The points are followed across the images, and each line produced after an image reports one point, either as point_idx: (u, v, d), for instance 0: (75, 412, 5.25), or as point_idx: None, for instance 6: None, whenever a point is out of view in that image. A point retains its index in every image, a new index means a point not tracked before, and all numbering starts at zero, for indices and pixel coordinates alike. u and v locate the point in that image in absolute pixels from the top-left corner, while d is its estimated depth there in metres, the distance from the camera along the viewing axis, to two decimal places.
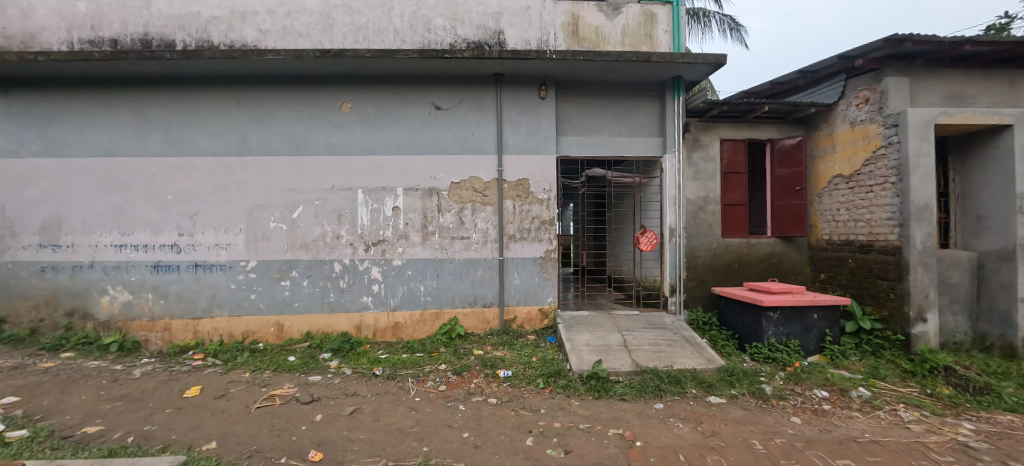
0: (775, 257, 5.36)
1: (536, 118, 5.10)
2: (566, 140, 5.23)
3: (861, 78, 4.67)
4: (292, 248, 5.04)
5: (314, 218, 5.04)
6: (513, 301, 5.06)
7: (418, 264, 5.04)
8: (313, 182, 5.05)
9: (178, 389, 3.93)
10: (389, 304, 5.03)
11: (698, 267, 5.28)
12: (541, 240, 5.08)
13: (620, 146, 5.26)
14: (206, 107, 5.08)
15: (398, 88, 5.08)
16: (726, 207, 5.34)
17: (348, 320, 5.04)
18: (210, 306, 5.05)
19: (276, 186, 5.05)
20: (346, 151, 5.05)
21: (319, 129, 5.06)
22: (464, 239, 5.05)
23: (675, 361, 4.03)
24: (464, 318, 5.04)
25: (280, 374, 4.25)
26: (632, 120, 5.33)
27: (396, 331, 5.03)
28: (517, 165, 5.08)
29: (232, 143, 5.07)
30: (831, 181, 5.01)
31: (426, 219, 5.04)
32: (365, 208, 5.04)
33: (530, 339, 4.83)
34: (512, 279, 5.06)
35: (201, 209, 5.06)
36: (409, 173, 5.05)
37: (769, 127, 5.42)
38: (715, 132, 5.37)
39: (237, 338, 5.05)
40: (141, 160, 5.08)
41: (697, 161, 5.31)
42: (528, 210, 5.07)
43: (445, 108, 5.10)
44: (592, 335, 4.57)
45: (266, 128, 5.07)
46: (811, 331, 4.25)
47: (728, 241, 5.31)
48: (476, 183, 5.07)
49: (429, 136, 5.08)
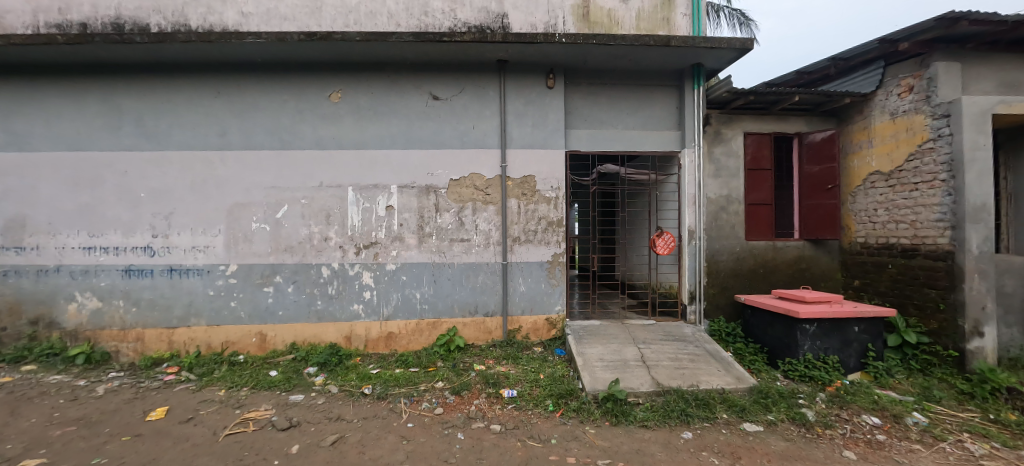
0: (804, 261, 4.91)
1: (544, 109, 4.66)
2: (575, 133, 4.78)
3: (903, 64, 4.22)
4: (276, 251, 4.60)
5: (300, 218, 4.61)
6: (517, 310, 4.62)
7: (413, 269, 4.60)
8: (300, 178, 4.61)
9: (142, 410, 3.50)
10: (381, 313, 4.59)
11: (719, 273, 4.82)
12: (549, 243, 4.63)
13: (635, 141, 4.80)
14: (183, 97, 4.66)
15: (392, 76, 4.64)
16: (750, 207, 4.89)
17: (336, 329, 4.60)
18: (186, 315, 4.62)
19: (259, 184, 4.61)
20: (335, 145, 4.62)
21: (306, 122, 4.63)
22: (464, 241, 4.61)
23: (700, 380, 3.58)
24: (463, 328, 4.59)
25: (258, 392, 3.81)
26: (648, 113, 4.89)
27: (389, 342, 4.59)
28: (522, 161, 4.63)
29: (210, 137, 4.64)
30: (867, 179, 4.56)
31: (422, 219, 4.60)
32: (356, 208, 4.61)
33: (536, 352, 4.38)
34: (516, 285, 4.62)
35: (177, 207, 4.63)
36: (404, 169, 4.61)
37: (797, 120, 4.97)
38: (738, 125, 4.90)
39: (216, 349, 4.63)
40: (112, 154, 4.65)
41: (719, 157, 4.85)
42: (535, 210, 4.63)
43: (443, 99, 4.66)
44: (605, 348, 4.11)
45: (248, 120, 4.63)
46: (852, 345, 3.81)
47: (753, 244, 4.85)
48: (477, 180, 4.63)
49: (426, 129, 4.64)
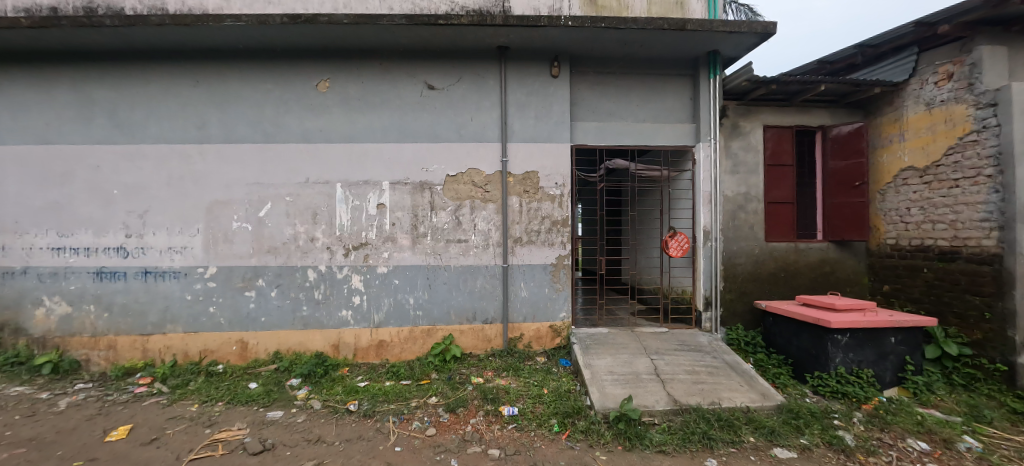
0: (828, 265, 4.55)
1: (547, 100, 4.32)
2: (581, 126, 4.43)
3: (940, 50, 3.87)
4: (258, 252, 4.26)
5: (285, 217, 4.27)
6: (518, 317, 4.27)
7: (406, 272, 4.25)
8: (284, 174, 4.27)
9: (102, 429, 3.16)
10: (372, 319, 4.25)
11: (737, 277, 4.45)
12: (553, 244, 4.28)
13: (646, 134, 4.46)
14: (160, 87, 4.33)
15: (384, 64, 4.30)
16: (770, 205, 4.53)
17: (323, 337, 4.25)
18: (161, 321, 4.29)
19: (241, 179, 4.28)
20: (322, 138, 4.28)
21: (291, 113, 4.29)
22: (461, 242, 4.27)
23: (722, 397, 3.23)
24: (460, 336, 4.24)
25: (233, 408, 3.47)
26: (659, 104, 4.54)
27: (380, 351, 4.24)
28: (524, 155, 4.28)
29: (188, 129, 4.31)
30: (899, 175, 4.20)
31: (416, 218, 4.26)
32: (345, 206, 4.27)
33: (539, 363, 4.03)
34: (518, 290, 4.27)
35: (153, 205, 4.30)
36: (397, 164, 4.27)
37: (820, 112, 4.60)
38: (757, 118, 4.54)
39: (193, 358, 4.29)
40: (83, 148, 4.32)
41: (737, 151, 4.49)
42: (538, 209, 4.29)
43: (439, 88, 4.31)
44: (614, 359, 3.76)
45: (229, 111, 4.30)
46: (888, 358, 3.45)
47: (774, 246, 4.49)
48: (475, 176, 4.28)
49: (421, 121, 4.30)
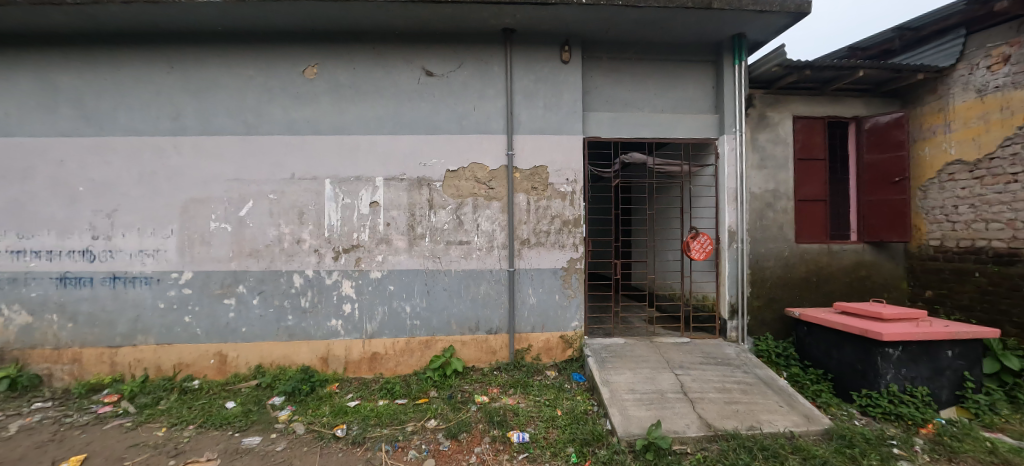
0: (863, 268, 4.16)
1: (557, 88, 3.93)
2: (594, 116, 4.04)
3: (993, 30, 3.49)
4: (238, 256, 3.85)
5: (268, 216, 3.86)
6: (526, 326, 3.87)
7: (403, 278, 3.85)
8: (267, 169, 3.87)
9: (51, 460, 2.75)
10: (364, 329, 3.84)
11: (765, 282, 4.05)
12: (564, 246, 3.89)
13: (665, 125, 4.07)
14: (131, 73, 3.93)
15: (377, 48, 3.91)
16: (801, 204, 4.13)
17: (310, 349, 3.84)
18: (132, 332, 3.88)
19: (219, 175, 3.87)
20: (309, 130, 3.88)
21: (275, 102, 3.89)
22: (463, 244, 3.87)
23: (760, 420, 2.84)
24: (462, 347, 3.84)
25: (205, 433, 3.05)
26: (679, 94, 4.16)
27: (374, 364, 3.84)
28: (532, 149, 3.89)
29: (162, 120, 3.91)
30: (944, 170, 3.83)
31: (413, 218, 3.86)
32: (335, 205, 3.87)
33: (550, 378, 3.63)
34: (525, 297, 3.87)
35: (123, 203, 3.90)
36: (392, 159, 3.87)
37: (854, 101, 4.22)
38: (786, 108, 4.14)
39: (167, 373, 3.88)
40: (45, 140, 3.90)
41: (764, 144, 4.09)
42: (547, 207, 3.89)
43: (438, 75, 3.92)
44: (635, 375, 3.36)
45: (206, 100, 3.90)
46: (944, 374, 3.07)
47: (805, 248, 4.09)
48: (478, 171, 3.88)
49: (418, 111, 3.90)
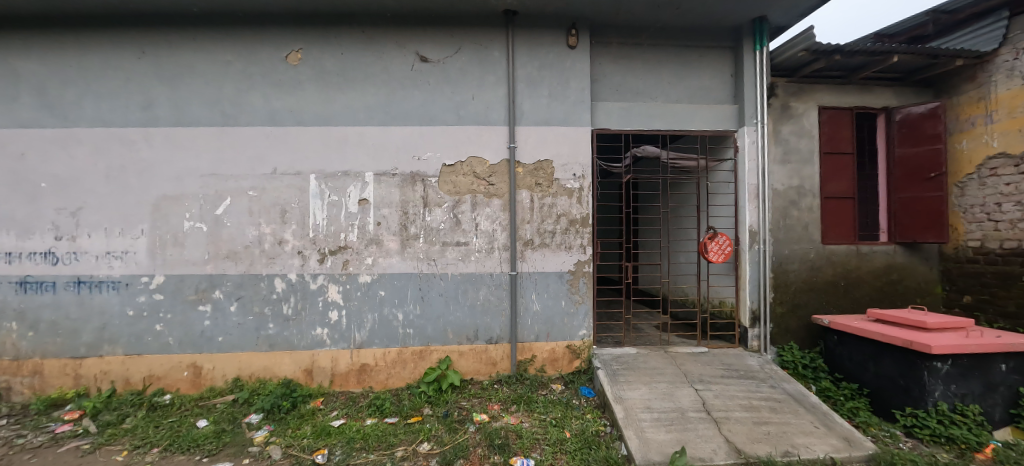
0: (894, 272, 3.84)
1: (563, 75, 3.61)
2: (603, 107, 3.71)
3: None
4: (214, 258, 3.52)
5: (247, 215, 3.53)
6: (529, 335, 3.54)
7: (394, 282, 3.52)
8: (247, 163, 3.54)
9: None
10: (352, 339, 3.51)
11: (790, 287, 3.73)
12: (570, 248, 3.56)
13: (680, 117, 3.76)
14: (99, 59, 3.59)
15: (367, 31, 3.58)
16: (828, 201, 3.81)
17: (293, 361, 3.50)
18: (98, 342, 3.55)
19: (194, 170, 3.54)
20: (293, 120, 3.55)
21: (255, 90, 3.55)
22: (461, 245, 3.54)
23: (795, 443, 2.50)
24: (459, 358, 3.51)
25: (170, 458, 2.72)
26: (695, 82, 3.84)
27: (362, 377, 3.50)
28: (536, 141, 3.57)
29: (132, 109, 3.58)
30: (986, 165, 3.50)
31: (406, 217, 3.53)
32: (320, 202, 3.53)
33: (556, 393, 3.30)
34: (528, 303, 3.54)
35: (88, 201, 3.56)
36: (383, 152, 3.54)
37: (883, 91, 3.91)
38: (811, 98, 3.82)
39: (136, 387, 3.54)
40: (5, 132, 3.57)
41: (788, 136, 3.76)
42: (552, 205, 3.56)
43: (434, 61, 3.59)
44: (650, 390, 3.02)
45: (181, 88, 3.57)
46: (998, 391, 2.74)
47: (832, 249, 3.77)
48: (477, 165, 3.56)
49: (411, 100, 3.57)
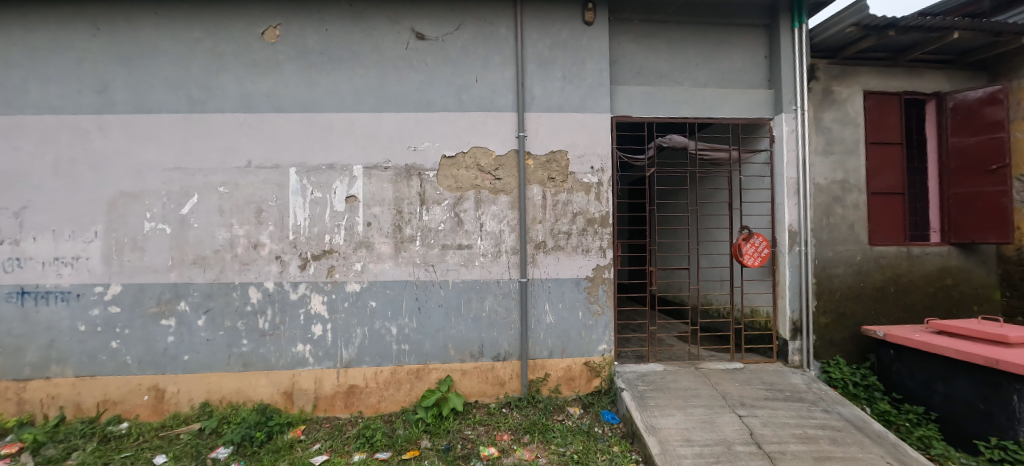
0: (949, 276, 3.43)
1: (578, 55, 3.18)
2: (624, 91, 3.28)
3: None
4: (179, 265, 3.06)
5: (217, 214, 3.07)
6: (542, 351, 3.10)
7: (387, 291, 3.06)
8: (217, 155, 3.08)
9: None
10: (339, 357, 3.05)
11: (834, 294, 3.30)
12: (587, 251, 3.12)
13: (709, 102, 3.34)
14: (46, 37, 3.13)
15: (355, 5, 3.13)
16: (875, 197, 3.39)
17: (270, 382, 3.04)
18: (44, 361, 3.07)
19: (156, 163, 3.08)
20: (270, 106, 3.10)
21: (227, 72, 3.10)
22: (463, 249, 3.10)
23: None
24: (462, 378, 3.06)
25: None
26: (725, 64, 3.43)
27: (351, 400, 3.05)
28: (548, 130, 3.13)
29: (84, 94, 3.11)
30: None
31: (400, 216, 3.09)
32: (301, 200, 3.08)
33: (575, 419, 2.85)
34: (540, 314, 3.10)
35: (32, 199, 3.08)
36: (373, 142, 3.09)
37: (933, 75, 3.51)
38: (855, 81, 3.41)
39: (89, 413, 3.06)
40: None
41: (831, 125, 3.35)
42: (567, 202, 3.13)
43: (431, 38, 3.15)
44: (687, 417, 2.58)
45: (142, 69, 3.11)
46: None
47: (881, 251, 3.35)
48: (481, 157, 3.12)
49: (406, 83, 3.12)
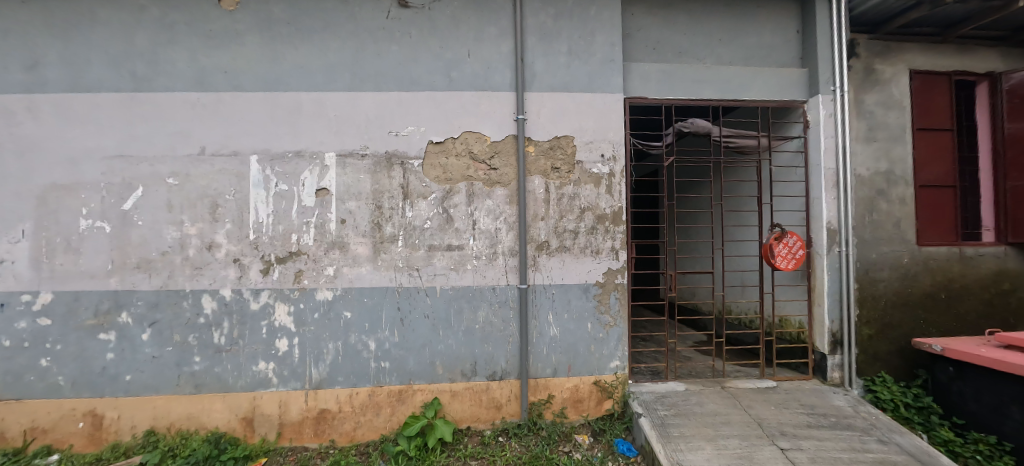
0: (1005, 280, 3.02)
1: (586, 26, 2.75)
2: (639, 68, 2.85)
3: None
4: (122, 269, 2.61)
5: (166, 210, 2.63)
6: (545, 369, 2.67)
7: (365, 300, 2.63)
8: (166, 141, 2.64)
9: None
10: (308, 376, 2.61)
11: (878, 301, 2.89)
12: (597, 253, 2.70)
13: (735, 82, 2.92)
14: None
15: None
16: (923, 191, 2.98)
17: (227, 407, 2.60)
18: None
19: (94, 150, 2.64)
20: (228, 84, 2.66)
21: (178, 45, 2.66)
22: (454, 250, 2.66)
23: None
24: (452, 401, 2.63)
25: None
26: (752, 40, 3.02)
27: (322, 427, 2.61)
28: (552, 113, 2.71)
29: (9, 69, 2.65)
30: None
31: (379, 213, 2.66)
32: (264, 193, 2.64)
33: (584, 451, 2.41)
34: (543, 326, 2.67)
35: None
36: (349, 126, 2.66)
37: (985, 53, 3.11)
38: (899, 59, 3.00)
39: (14, 443, 2.60)
40: None
41: (874, 108, 2.93)
42: (574, 196, 2.70)
43: (416, 6, 2.71)
44: (720, 450, 2.13)
45: (78, 41, 2.66)
46: None
47: (930, 253, 2.94)
48: (475, 144, 2.69)
49: (386, 58, 2.69)
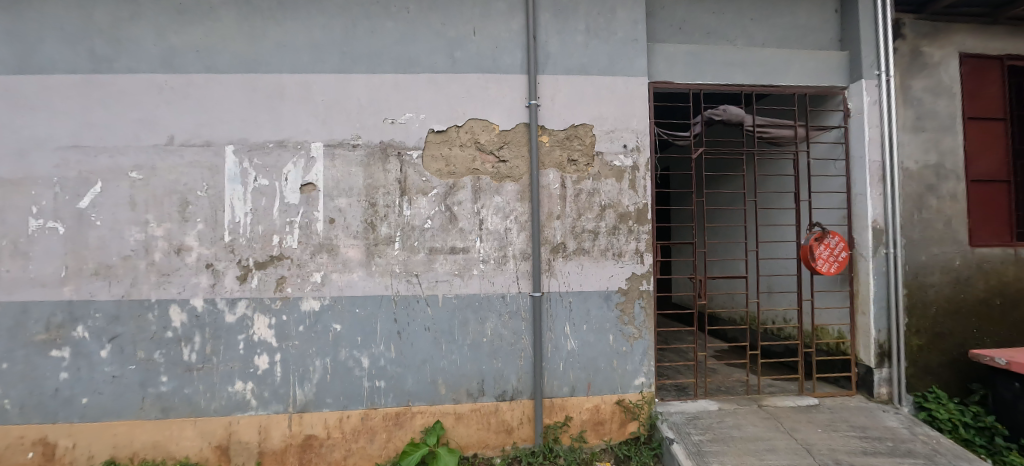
0: None
1: (606, 2, 2.45)
2: (664, 49, 2.55)
3: None
4: (78, 276, 2.28)
5: (129, 209, 2.30)
6: (561, 387, 2.36)
7: (357, 311, 2.31)
8: (129, 130, 2.31)
9: None
10: (293, 398, 2.29)
11: (928, 309, 2.61)
12: (620, 255, 2.40)
13: (770, 66, 2.64)
14: None
15: None
16: (975, 186, 2.70)
17: (200, 434, 2.27)
18: None
19: (46, 139, 2.30)
20: (201, 65, 2.33)
21: (144, 21, 2.34)
22: (458, 254, 2.35)
23: None
24: (457, 426, 2.31)
25: None
26: (785, 20, 2.74)
27: (308, 456, 2.29)
28: (569, 98, 2.41)
29: None
30: None
31: (374, 211, 2.34)
32: (241, 190, 2.32)
33: None
34: (559, 338, 2.36)
35: None
36: (339, 113, 2.34)
37: None
38: (947, 41, 2.72)
39: None
40: None
41: (921, 95, 2.66)
42: (593, 192, 2.40)
43: None
44: None
45: (27, 15, 2.32)
46: None
47: (984, 254, 2.66)
48: (481, 134, 2.38)
49: (380, 36, 2.38)
